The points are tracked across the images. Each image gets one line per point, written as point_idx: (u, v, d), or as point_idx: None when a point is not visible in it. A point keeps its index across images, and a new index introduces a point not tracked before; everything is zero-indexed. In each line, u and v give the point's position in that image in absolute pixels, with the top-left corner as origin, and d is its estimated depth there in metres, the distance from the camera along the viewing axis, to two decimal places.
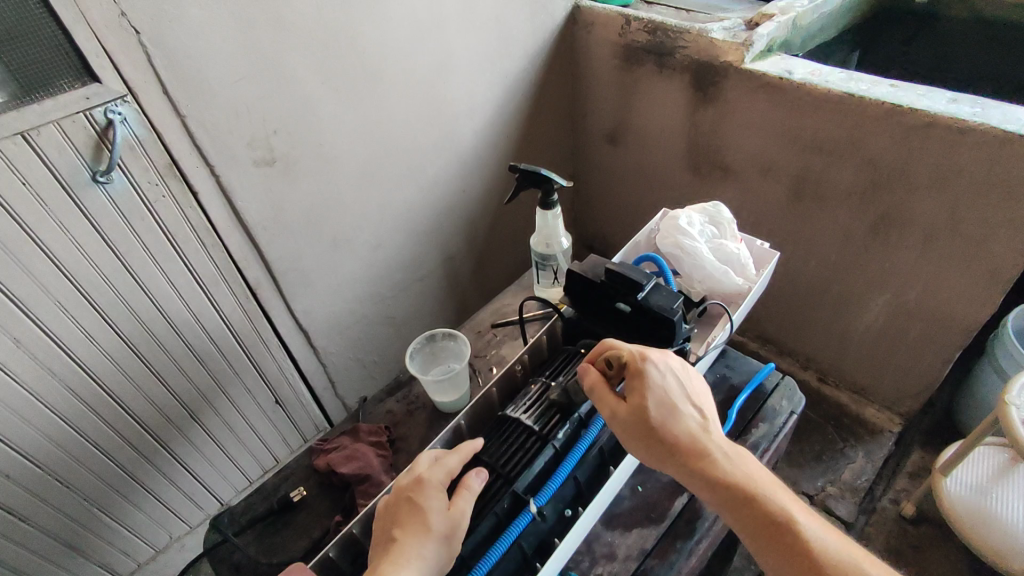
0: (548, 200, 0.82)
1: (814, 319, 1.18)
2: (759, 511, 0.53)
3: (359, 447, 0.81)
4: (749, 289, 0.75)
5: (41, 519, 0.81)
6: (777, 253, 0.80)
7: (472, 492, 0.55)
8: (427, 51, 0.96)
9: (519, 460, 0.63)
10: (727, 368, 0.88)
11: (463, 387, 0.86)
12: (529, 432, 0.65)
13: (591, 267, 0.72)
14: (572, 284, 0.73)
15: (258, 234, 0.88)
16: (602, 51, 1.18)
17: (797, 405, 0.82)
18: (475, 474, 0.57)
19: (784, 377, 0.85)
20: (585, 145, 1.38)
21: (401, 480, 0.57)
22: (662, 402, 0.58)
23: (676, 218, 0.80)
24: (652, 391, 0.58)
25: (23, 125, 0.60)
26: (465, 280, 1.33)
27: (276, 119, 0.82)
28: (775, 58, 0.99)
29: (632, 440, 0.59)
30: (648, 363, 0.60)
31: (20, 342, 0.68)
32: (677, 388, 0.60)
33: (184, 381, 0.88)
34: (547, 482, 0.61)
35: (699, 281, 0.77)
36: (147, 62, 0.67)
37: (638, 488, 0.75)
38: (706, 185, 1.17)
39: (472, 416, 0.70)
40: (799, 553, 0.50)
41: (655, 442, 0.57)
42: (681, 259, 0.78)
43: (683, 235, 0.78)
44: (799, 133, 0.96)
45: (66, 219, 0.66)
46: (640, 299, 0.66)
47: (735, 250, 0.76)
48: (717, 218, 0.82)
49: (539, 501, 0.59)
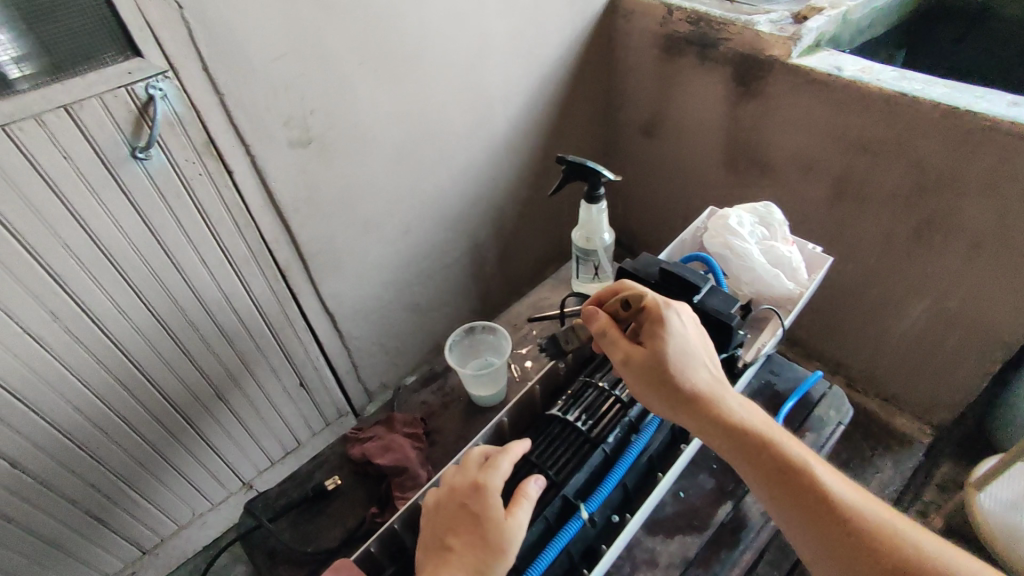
0: (594, 194, 0.79)
1: (848, 325, 1.15)
2: (804, 489, 0.52)
3: (396, 439, 0.80)
4: (801, 294, 0.72)
5: (69, 489, 0.82)
6: (830, 256, 0.76)
7: (530, 501, 0.53)
8: (465, 36, 0.94)
9: (566, 461, 0.62)
10: (772, 374, 0.85)
11: (501, 382, 0.84)
12: (577, 432, 0.64)
13: (645, 265, 0.71)
14: (625, 282, 0.72)
15: (290, 216, 0.88)
16: (641, 41, 1.15)
17: (845, 417, 0.80)
18: (532, 480, 0.54)
19: (831, 387, 0.83)
20: (618, 137, 1.35)
21: (455, 481, 0.56)
22: (682, 347, 0.60)
23: (725, 217, 0.78)
24: (672, 338, 0.60)
25: (67, 99, 0.59)
26: (490, 268, 1.32)
27: (313, 100, 0.81)
28: (824, 53, 0.97)
29: (645, 382, 0.61)
30: (671, 310, 0.61)
31: (56, 317, 0.68)
32: (695, 337, 0.61)
33: (211, 360, 0.88)
34: (597, 488, 0.61)
35: (747, 282, 0.75)
36: (189, 37, 0.66)
37: (680, 495, 0.74)
38: (742, 182, 1.15)
39: (514, 414, 0.70)
40: (815, 498, 0.51)
41: (672, 384, 0.59)
42: (730, 260, 0.75)
43: (733, 235, 0.75)
44: (845, 131, 0.93)
45: (104, 195, 0.66)
46: (697, 302, 0.66)
47: (786, 253, 0.74)
48: (768, 218, 0.78)
49: (591, 507, 0.59)
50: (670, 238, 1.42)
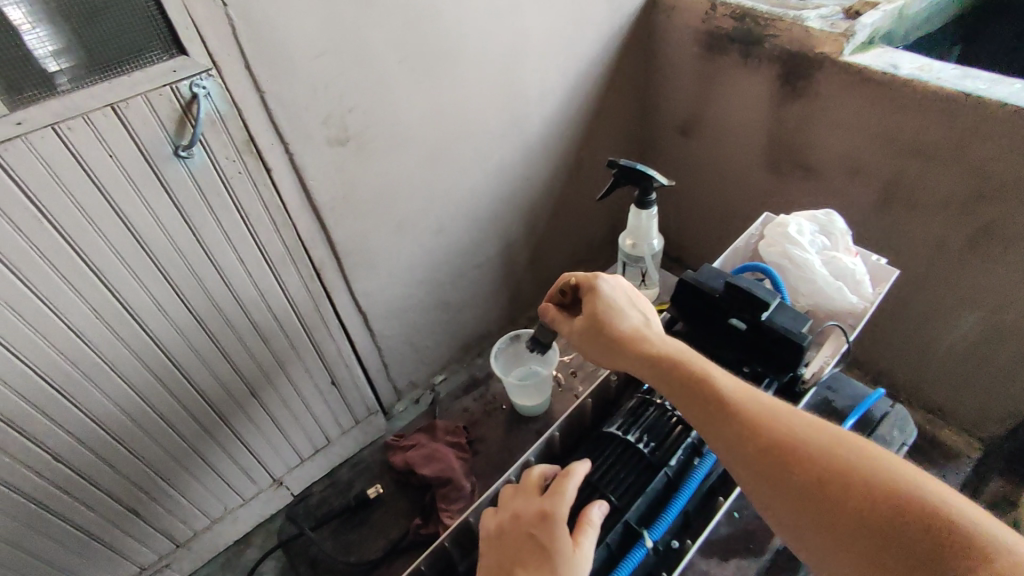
0: (645, 199, 0.77)
1: (891, 335, 1.11)
2: (698, 390, 0.57)
3: (440, 448, 0.96)
4: (865, 309, 0.69)
5: (109, 484, 0.83)
6: (896, 270, 0.73)
7: (594, 530, 0.54)
8: (504, 32, 0.92)
9: (624, 484, 0.62)
10: (829, 391, 0.82)
11: (545, 394, 0.92)
12: (637, 453, 0.64)
13: (709, 277, 0.68)
14: (685, 296, 0.69)
15: (327, 215, 0.87)
16: (682, 37, 1.12)
17: (909, 437, 0.77)
18: (597, 507, 0.55)
19: (894, 406, 0.80)
20: (654, 135, 1.32)
21: (519, 508, 0.56)
22: (610, 308, 0.68)
23: (784, 224, 0.75)
24: (600, 300, 0.69)
25: (113, 97, 0.59)
26: (522, 269, 1.30)
27: (351, 98, 0.80)
28: (878, 51, 0.93)
29: (587, 346, 0.68)
30: (598, 280, 0.71)
31: (97, 312, 0.69)
32: (622, 298, 0.69)
33: (247, 358, 0.88)
34: (660, 515, 0.61)
35: (807, 295, 0.72)
36: (232, 34, 0.65)
37: (735, 515, 0.73)
38: (785, 183, 1.12)
39: (564, 428, 0.71)
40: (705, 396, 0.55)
41: (603, 338, 0.66)
42: (789, 271, 0.73)
43: (793, 245, 0.72)
44: (898, 133, 0.89)
45: (147, 194, 0.65)
46: (765, 320, 0.63)
47: (849, 265, 0.71)
48: (829, 227, 0.75)
49: (654, 535, 0.59)
50: (706, 240, 1.39)
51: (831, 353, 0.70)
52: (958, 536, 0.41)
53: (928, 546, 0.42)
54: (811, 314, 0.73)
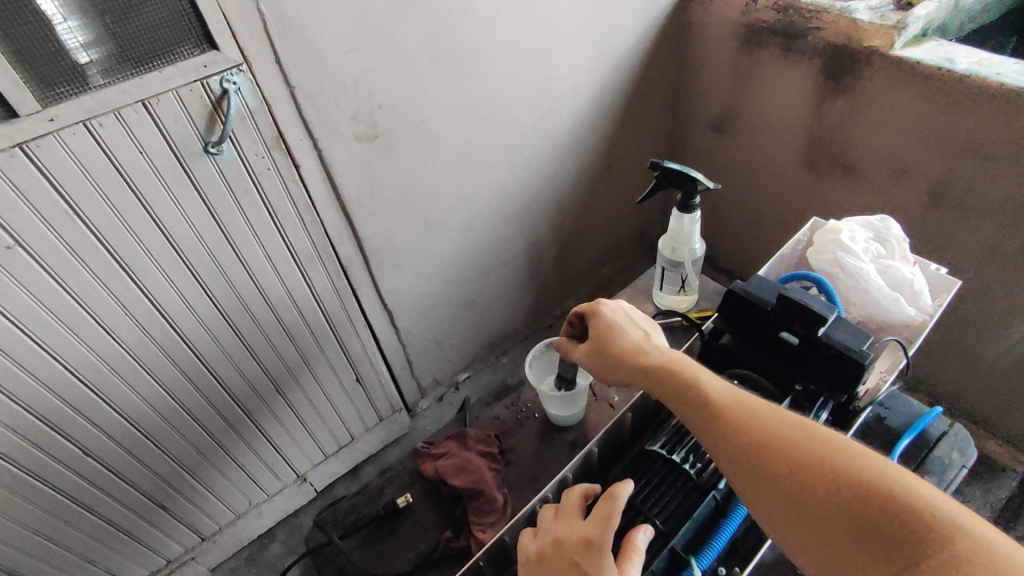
0: (688, 203, 0.74)
1: (932, 343, 1.07)
2: (701, 401, 0.53)
3: (472, 459, 0.81)
4: (926, 321, 0.66)
5: (137, 478, 0.83)
6: (957, 280, 0.70)
7: (640, 555, 0.51)
8: (537, 25, 0.90)
9: (667, 504, 0.60)
10: (882, 407, 0.78)
11: (581, 402, 0.79)
12: (684, 476, 0.62)
13: (760, 289, 0.65)
14: (734, 307, 0.66)
15: (354, 211, 0.86)
16: (719, 30, 1.08)
17: (969, 460, 0.74)
18: (642, 532, 0.52)
19: (952, 426, 0.77)
20: (686, 131, 1.28)
21: (561, 533, 0.54)
22: (611, 327, 0.64)
23: (836, 230, 0.71)
24: (602, 324, 0.65)
25: (144, 93, 0.58)
26: (548, 267, 1.28)
27: (381, 93, 0.79)
28: (931, 44, 0.88)
29: (598, 374, 0.64)
30: (599, 305, 0.67)
31: (127, 308, 0.68)
32: (625, 318, 0.66)
33: (272, 356, 0.88)
34: (708, 543, 0.58)
35: (860, 306, 0.69)
36: (263, 28, 0.64)
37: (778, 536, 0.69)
38: (824, 183, 1.08)
39: (603, 442, 0.69)
40: (709, 407, 0.52)
41: (609, 360, 0.62)
42: (841, 280, 0.69)
43: (846, 252, 0.69)
44: (950, 132, 0.85)
45: (177, 190, 0.65)
46: (822, 336, 0.60)
47: (907, 274, 0.67)
48: (884, 235, 0.72)
49: (702, 563, 0.56)
50: (737, 240, 1.35)
51: (886, 370, 0.68)
52: (935, 535, 0.40)
53: (903, 545, 0.41)
54: (862, 325, 0.70)
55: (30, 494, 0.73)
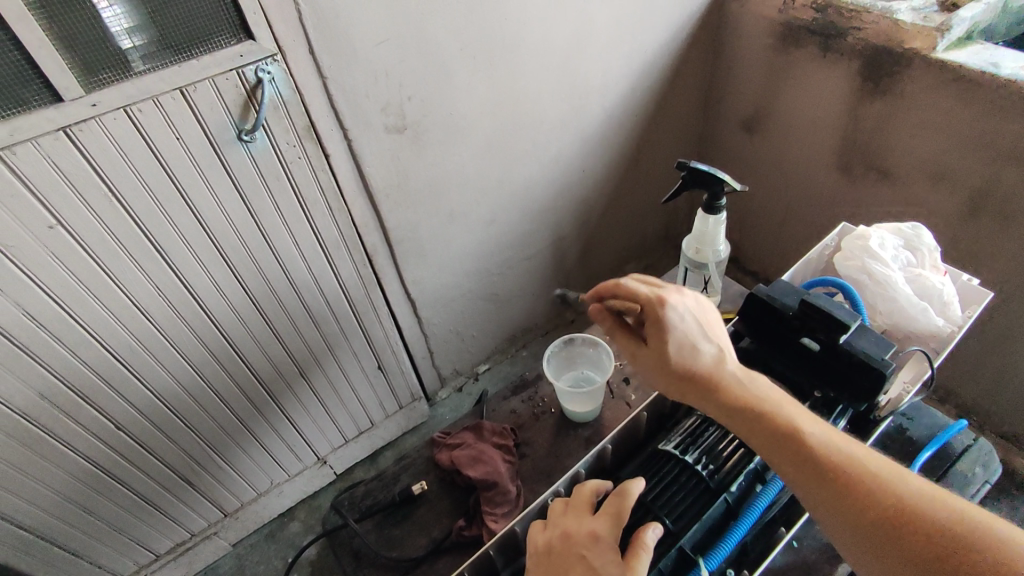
0: (713, 204, 0.73)
1: (963, 353, 1.04)
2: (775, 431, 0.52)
3: (487, 450, 0.83)
4: (953, 333, 0.65)
5: (165, 453, 0.86)
6: (990, 292, 0.68)
7: (649, 551, 0.51)
8: (569, 20, 0.89)
9: (678, 502, 0.60)
10: (904, 417, 0.77)
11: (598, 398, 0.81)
12: (698, 478, 0.61)
13: (783, 293, 0.64)
14: (754, 310, 0.66)
15: (381, 200, 0.87)
16: (755, 28, 1.06)
17: (992, 475, 0.73)
18: (650, 528, 0.52)
19: (975, 440, 0.75)
20: (717, 130, 1.26)
21: (569, 526, 0.55)
22: (682, 347, 0.58)
23: (865, 236, 0.70)
24: (672, 338, 0.58)
25: (182, 81, 0.59)
26: (571, 262, 1.28)
27: (411, 85, 0.79)
28: (975, 47, 0.86)
29: (653, 380, 0.61)
30: (668, 308, 0.59)
31: (160, 289, 0.71)
32: (695, 326, 0.59)
33: (298, 340, 0.90)
34: (718, 544, 0.58)
35: (886, 314, 0.68)
36: (298, 20, 0.65)
37: (793, 544, 0.69)
38: (858, 187, 1.06)
39: (616, 439, 0.69)
40: (785, 439, 0.51)
41: (675, 379, 0.58)
42: (867, 287, 0.68)
43: (874, 259, 0.68)
44: (992, 138, 0.82)
45: (211, 176, 0.66)
46: (843, 344, 0.59)
47: (937, 284, 0.66)
48: (916, 243, 0.70)
49: (710, 564, 0.56)
50: (766, 242, 1.33)
51: (910, 380, 0.66)
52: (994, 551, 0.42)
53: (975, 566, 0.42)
54: (888, 334, 0.69)
55: (65, 463, 0.76)
